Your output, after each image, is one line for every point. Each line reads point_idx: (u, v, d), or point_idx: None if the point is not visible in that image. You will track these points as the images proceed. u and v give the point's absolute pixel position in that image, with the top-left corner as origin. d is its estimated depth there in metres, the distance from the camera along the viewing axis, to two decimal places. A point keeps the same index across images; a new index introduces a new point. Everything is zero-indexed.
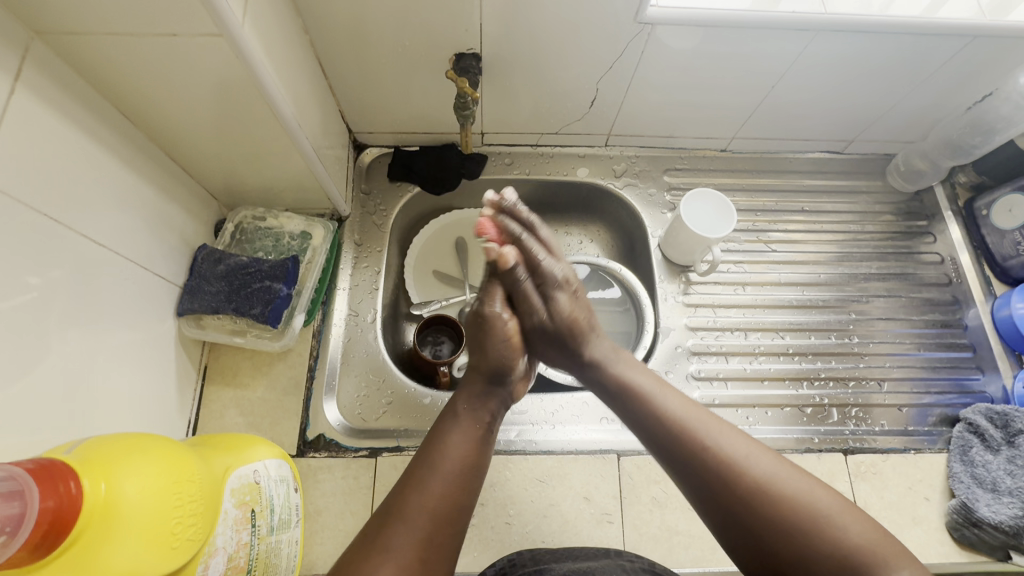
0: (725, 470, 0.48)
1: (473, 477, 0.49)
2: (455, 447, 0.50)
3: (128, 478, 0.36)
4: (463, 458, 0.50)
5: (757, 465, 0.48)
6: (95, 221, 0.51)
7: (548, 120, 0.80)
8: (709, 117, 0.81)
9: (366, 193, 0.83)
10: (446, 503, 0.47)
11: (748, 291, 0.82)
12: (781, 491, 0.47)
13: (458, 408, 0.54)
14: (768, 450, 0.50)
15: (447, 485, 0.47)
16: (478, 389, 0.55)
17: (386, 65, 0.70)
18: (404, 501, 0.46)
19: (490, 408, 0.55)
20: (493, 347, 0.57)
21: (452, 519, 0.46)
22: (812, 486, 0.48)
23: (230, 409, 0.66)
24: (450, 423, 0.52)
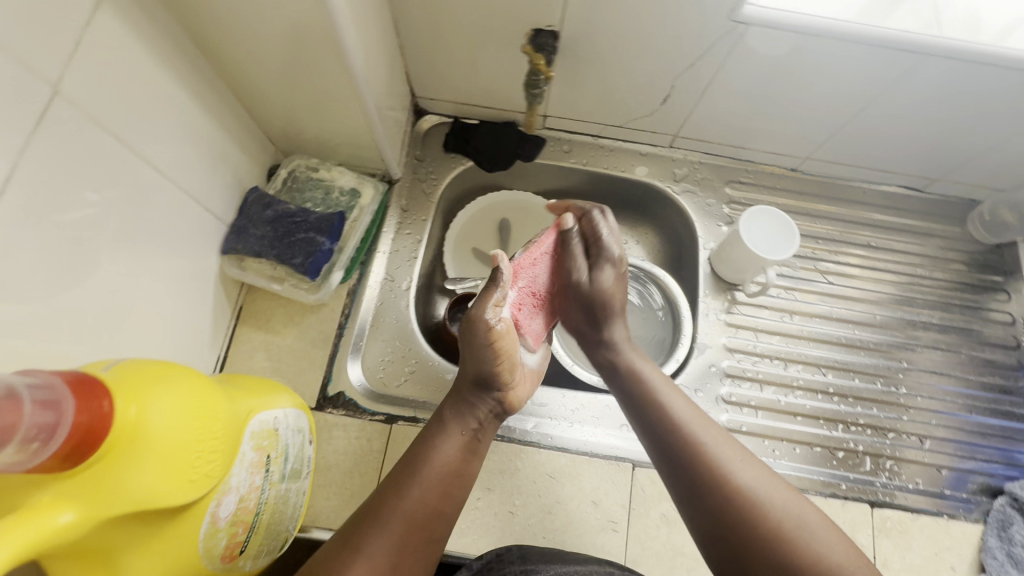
0: (722, 487, 0.49)
1: (456, 482, 0.52)
2: (439, 453, 0.52)
3: (159, 407, 0.37)
4: (448, 465, 0.52)
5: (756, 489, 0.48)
6: (159, 149, 0.51)
7: (616, 111, 0.77)
8: (786, 133, 0.76)
9: (419, 160, 0.81)
10: (423, 508, 0.49)
11: (794, 320, 0.78)
12: (765, 507, 0.47)
13: (445, 415, 0.55)
14: (759, 464, 0.51)
15: (424, 488, 0.50)
16: (463, 393, 0.56)
17: (461, 32, 0.67)
18: (382, 502, 0.49)
19: (479, 414, 0.55)
20: (474, 354, 0.54)
21: (429, 524, 0.49)
22: (799, 504, 0.48)
23: (259, 353, 0.67)
24: (436, 429, 0.54)
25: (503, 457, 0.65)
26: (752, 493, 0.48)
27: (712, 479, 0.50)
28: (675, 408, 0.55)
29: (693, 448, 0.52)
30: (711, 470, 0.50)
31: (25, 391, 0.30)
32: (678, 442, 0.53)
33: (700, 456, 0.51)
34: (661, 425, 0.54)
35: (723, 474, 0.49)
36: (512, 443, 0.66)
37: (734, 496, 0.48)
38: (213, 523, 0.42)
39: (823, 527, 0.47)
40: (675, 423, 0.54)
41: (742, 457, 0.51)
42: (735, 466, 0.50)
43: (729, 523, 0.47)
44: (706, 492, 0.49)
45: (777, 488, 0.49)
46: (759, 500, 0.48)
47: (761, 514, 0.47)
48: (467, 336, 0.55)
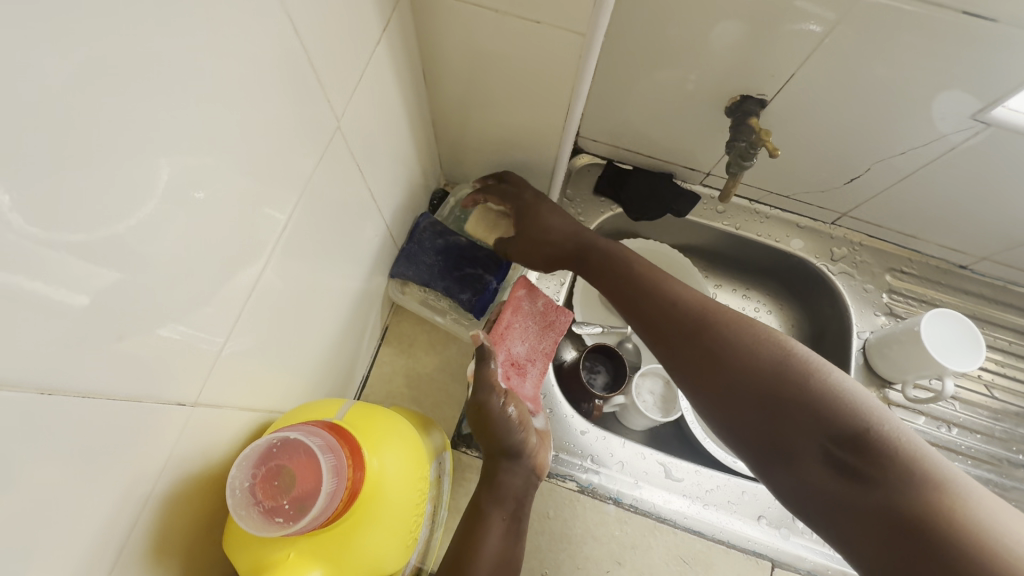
0: (715, 341, 0.50)
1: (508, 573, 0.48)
2: (487, 545, 0.48)
3: (393, 467, 0.35)
4: (496, 558, 0.48)
5: (743, 337, 0.49)
6: (376, 175, 0.51)
7: (790, 182, 0.74)
8: (970, 232, 0.71)
9: (569, 198, 0.80)
10: None
11: (950, 432, 0.72)
12: (754, 351, 0.48)
13: (481, 503, 0.51)
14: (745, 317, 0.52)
15: None
16: (494, 475, 0.52)
17: (657, 85, 0.66)
18: None
19: (516, 492, 0.52)
20: (493, 432, 0.52)
21: None
22: (786, 344, 0.48)
23: (399, 377, 0.66)
24: (475, 523, 0.49)
25: (634, 530, 0.62)
26: (749, 345, 0.49)
27: (706, 337, 0.51)
28: (666, 286, 0.56)
29: (684, 315, 0.53)
30: (704, 331, 0.51)
31: (325, 460, 0.30)
32: (668, 315, 0.54)
33: (691, 320, 0.52)
34: (654, 300, 0.55)
35: (717, 330, 0.51)
36: (644, 518, 0.62)
37: (723, 348, 0.49)
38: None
39: (817, 365, 0.46)
40: (666, 296, 0.55)
41: (727, 313, 0.52)
42: (728, 320, 0.51)
43: (726, 373, 0.49)
44: (700, 353, 0.51)
45: (768, 335, 0.49)
46: (748, 346, 0.49)
47: (754, 358, 0.48)
48: (477, 422, 0.54)
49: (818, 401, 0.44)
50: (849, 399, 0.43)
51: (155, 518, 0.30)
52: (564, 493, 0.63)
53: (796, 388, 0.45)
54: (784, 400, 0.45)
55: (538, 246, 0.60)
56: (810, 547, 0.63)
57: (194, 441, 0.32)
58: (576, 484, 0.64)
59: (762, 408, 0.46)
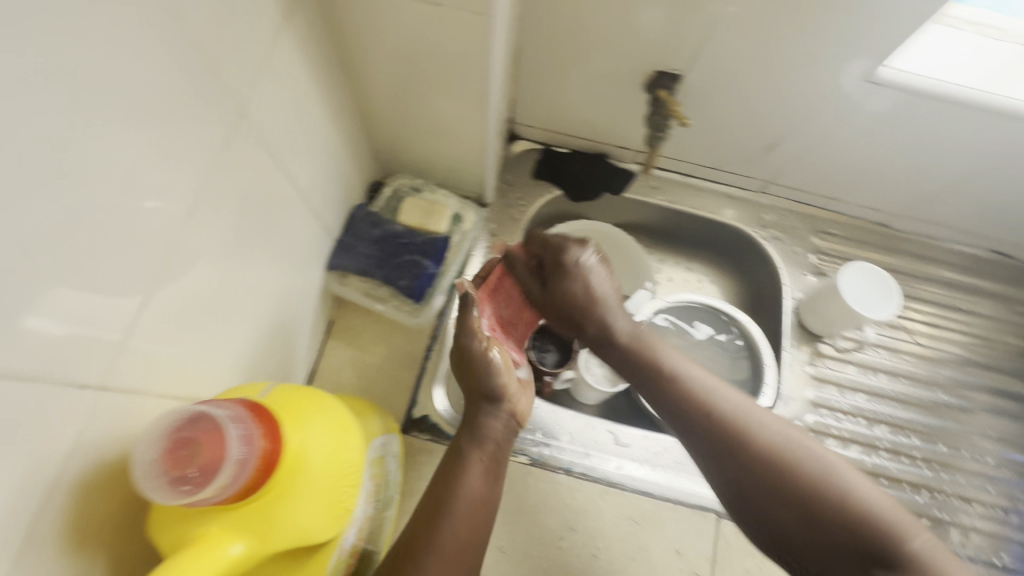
0: (749, 452, 0.47)
1: (486, 509, 0.51)
2: (467, 483, 0.50)
3: (316, 437, 0.36)
4: (476, 494, 0.50)
5: (782, 449, 0.47)
6: (300, 167, 0.51)
7: (715, 155, 0.77)
8: (883, 189, 0.76)
9: (508, 184, 0.81)
10: (463, 541, 0.48)
11: (879, 378, 0.77)
12: (794, 462, 0.46)
13: (461, 446, 0.53)
14: (780, 420, 0.50)
15: (462, 520, 0.49)
16: (474, 418, 0.55)
17: (578, 67, 0.68)
18: (415, 543, 0.47)
19: (495, 434, 0.55)
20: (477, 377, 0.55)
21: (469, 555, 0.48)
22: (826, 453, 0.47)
23: (347, 369, 0.67)
24: (454, 462, 0.52)
25: (585, 496, 0.64)
26: (781, 451, 0.47)
27: (740, 448, 0.48)
28: (689, 378, 0.53)
29: (710, 411, 0.50)
30: (734, 432, 0.48)
31: (233, 429, 0.31)
32: (695, 408, 0.51)
33: (719, 417, 0.50)
34: (683, 401, 0.52)
35: (750, 437, 0.48)
36: (595, 484, 0.65)
37: (757, 451, 0.47)
38: (340, 554, 0.41)
39: (850, 475, 0.45)
40: (690, 389, 0.52)
41: (762, 415, 0.50)
42: (761, 426, 0.49)
43: (760, 476, 0.46)
44: (733, 457, 0.48)
45: (801, 437, 0.48)
46: (785, 456, 0.46)
47: (796, 474, 0.45)
48: (462, 368, 0.57)
49: (859, 516, 0.42)
50: (890, 516, 0.42)
51: (69, 506, 0.30)
52: (516, 466, 0.65)
53: (833, 498, 0.44)
54: (826, 513, 0.43)
55: (563, 294, 0.59)
56: None
57: (105, 430, 0.32)
58: (527, 458, 0.66)
59: (800, 518, 0.44)
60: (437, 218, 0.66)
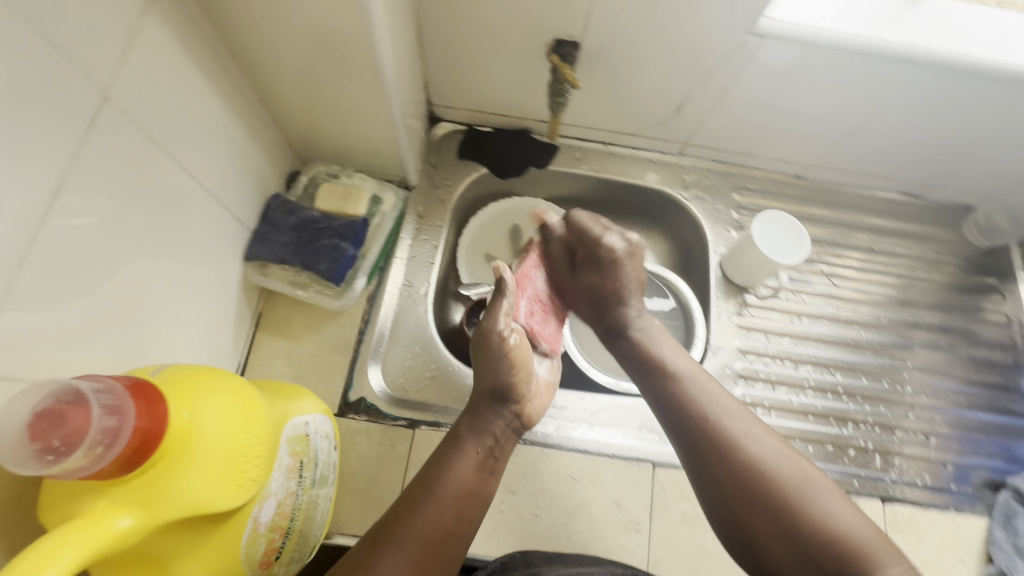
0: (731, 461, 0.55)
1: (472, 501, 0.55)
2: (458, 471, 0.56)
3: (208, 411, 0.37)
4: (464, 483, 0.55)
5: (761, 463, 0.54)
6: (193, 156, 0.51)
7: (630, 121, 0.79)
8: (792, 140, 0.79)
9: (434, 166, 0.82)
10: (439, 527, 0.53)
11: (803, 321, 0.80)
12: (769, 475, 0.54)
13: (461, 431, 0.58)
14: (769, 435, 0.57)
15: (443, 508, 0.53)
16: (480, 409, 0.59)
17: (482, 42, 0.69)
18: (397, 524, 0.52)
19: (496, 429, 0.59)
20: (490, 364, 0.58)
21: (442, 543, 0.52)
22: (800, 468, 0.54)
23: (279, 360, 0.67)
24: (452, 446, 0.57)
25: (525, 459, 0.66)
26: (768, 465, 0.54)
27: (723, 457, 0.56)
28: (697, 392, 0.60)
29: (714, 424, 0.57)
30: (730, 443, 0.56)
31: (98, 399, 0.31)
32: (700, 419, 0.58)
33: (721, 429, 0.57)
34: (679, 410, 0.59)
35: (732, 446, 0.56)
36: (532, 446, 0.66)
37: (748, 463, 0.54)
38: (254, 529, 0.42)
39: (822, 490, 0.53)
40: (697, 402, 0.59)
41: (752, 431, 0.57)
42: (747, 441, 0.56)
43: (748, 483, 0.54)
44: (727, 465, 0.55)
45: (789, 457, 0.55)
46: (763, 470, 0.54)
47: (770, 484, 0.53)
48: (482, 349, 0.59)
49: (826, 527, 0.51)
50: (853, 529, 0.50)
51: None
52: None
53: (807, 513, 0.51)
54: (800, 523, 0.51)
55: (582, 261, 0.68)
56: None
57: None
58: None
59: (776, 523, 0.52)
60: (355, 202, 0.67)
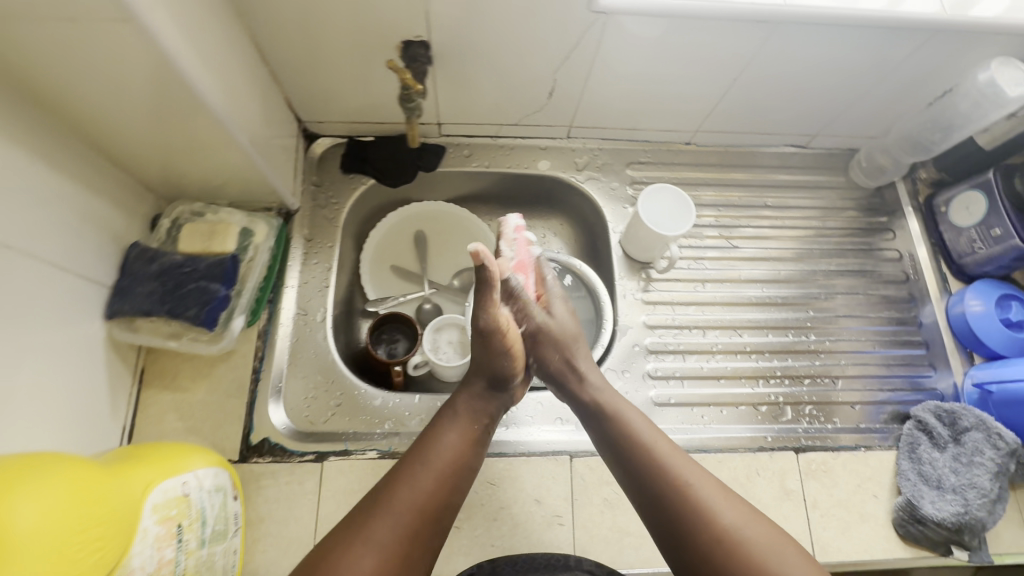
0: (691, 509, 0.54)
1: (458, 478, 0.58)
2: (451, 446, 0.59)
3: (19, 511, 0.36)
4: (455, 459, 0.59)
5: (727, 517, 0.53)
6: (7, 222, 0.47)
7: (508, 111, 0.78)
8: (672, 109, 0.78)
9: (317, 185, 0.79)
10: (433, 499, 0.56)
11: (708, 287, 0.81)
12: (730, 529, 0.52)
13: (458, 407, 0.63)
14: (729, 492, 0.56)
15: (435, 482, 0.57)
16: (477, 389, 0.64)
17: (332, 50, 0.65)
18: (395, 493, 0.55)
19: (491, 409, 0.64)
20: (490, 348, 0.63)
21: (435, 516, 0.56)
22: (759, 526, 0.53)
23: (170, 415, 0.63)
24: (448, 421, 0.62)
25: None
26: (736, 532, 0.52)
27: (684, 505, 0.54)
28: (665, 459, 0.57)
29: (685, 493, 0.55)
30: (701, 510, 0.54)
31: None
32: (668, 486, 0.56)
33: (691, 497, 0.55)
34: (644, 456, 0.58)
35: (695, 495, 0.55)
36: None
37: (720, 531, 0.52)
38: None
39: (788, 557, 0.52)
40: (665, 471, 0.57)
41: (715, 486, 0.56)
42: (710, 497, 0.55)
43: (717, 554, 0.52)
44: (696, 534, 0.53)
45: (759, 525, 0.53)
46: (726, 522, 0.53)
47: (730, 536, 0.52)
48: (480, 335, 0.62)
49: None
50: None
51: None
52: (366, 463, 0.64)
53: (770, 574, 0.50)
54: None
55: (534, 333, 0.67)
56: None
57: None
58: (376, 452, 0.65)
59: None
60: (220, 239, 0.63)
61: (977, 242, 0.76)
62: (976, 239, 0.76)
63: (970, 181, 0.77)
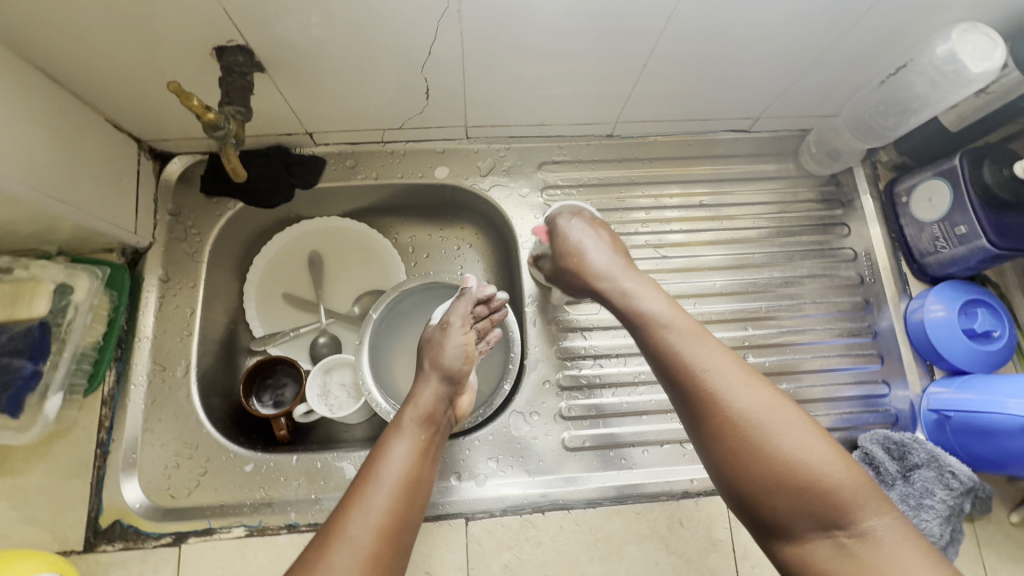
0: (710, 409, 0.45)
1: (417, 491, 0.49)
2: (399, 461, 0.49)
3: None
4: (406, 472, 0.49)
5: (750, 411, 0.44)
6: None
7: (386, 113, 0.66)
8: (579, 101, 0.67)
9: (174, 215, 0.68)
10: (391, 518, 0.46)
11: None
12: (753, 424, 0.44)
13: (404, 419, 0.54)
14: (757, 379, 0.46)
15: (389, 498, 0.47)
16: (425, 391, 0.57)
17: (140, 61, 0.53)
18: (346, 520, 0.45)
19: (438, 413, 0.55)
20: (447, 351, 0.59)
21: (396, 537, 0.45)
22: (788, 415, 0.44)
23: (1, 504, 0.55)
24: (392, 434, 0.52)
25: None
26: (764, 421, 0.44)
27: (700, 408, 0.46)
28: (685, 351, 0.48)
29: (702, 382, 0.46)
30: (715, 399, 0.45)
31: None
32: (684, 374, 0.47)
33: (707, 386, 0.46)
34: (660, 352, 0.49)
35: (713, 393, 0.45)
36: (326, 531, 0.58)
37: (741, 419, 0.44)
38: None
39: (811, 434, 0.44)
40: (682, 360, 0.48)
41: (739, 377, 0.46)
42: (730, 390, 0.45)
43: (742, 446, 0.43)
44: (722, 424, 0.44)
45: (779, 406, 0.45)
46: (747, 416, 0.44)
47: (750, 432, 0.43)
48: (439, 342, 0.61)
49: (814, 485, 0.42)
50: (844, 488, 0.41)
51: None
52: (230, 543, 0.56)
53: (793, 462, 0.42)
54: (793, 484, 0.42)
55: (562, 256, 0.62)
56: (507, 483, 0.62)
57: None
58: (244, 529, 0.57)
59: (771, 488, 0.42)
60: (27, 302, 0.55)
61: (940, 239, 0.66)
62: (939, 236, 0.66)
63: (934, 168, 0.66)
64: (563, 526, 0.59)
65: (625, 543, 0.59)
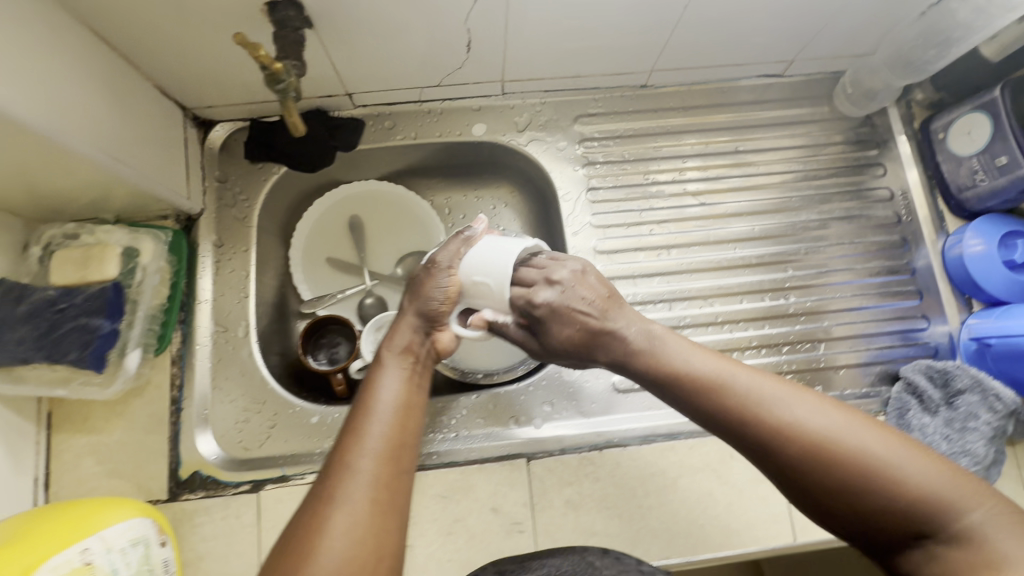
0: (765, 435, 0.42)
1: (411, 414, 0.48)
2: (390, 391, 0.49)
3: None
4: (398, 398, 0.49)
5: (806, 424, 0.41)
6: None
7: (426, 69, 0.66)
8: (616, 51, 0.67)
9: (222, 181, 0.69)
10: (388, 440, 0.45)
11: (673, 254, 0.72)
12: (817, 439, 0.40)
13: (385, 350, 0.53)
14: (800, 391, 0.43)
15: (385, 425, 0.46)
16: (401, 325, 0.55)
17: (189, 22, 0.54)
18: (345, 447, 0.45)
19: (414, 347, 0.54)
20: (426, 294, 0.54)
21: (396, 458, 0.45)
22: (853, 424, 0.40)
23: (86, 460, 0.58)
24: (378, 367, 0.52)
25: None
26: (830, 437, 0.40)
27: (757, 439, 0.42)
28: (719, 384, 0.45)
29: (753, 410, 0.43)
30: (765, 420, 0.42)
31: None
32: (726, 406, 0.44)
33: (752, 410, 0.43)
34: (689, 392, 0.46)
35: (759, 417, 0.42)
36: None
37: (806, 441, 0.40)
38: None
39: (870, 430, 0.40)
40: (719, 390, 0.45)
41: (779, 393, 0.43)
42: (778, 406, 0.42)
43: (817, 472, 0.39)
44: (795, 466, 0.40)
45: (840, 413, 0.41)
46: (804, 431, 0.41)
47: (822, 449, 0.40)
48: (420, 282, 0.55)
49: (903, 490, 0.37)
50: (935, 481, 0.37)
51: None
52: (305, 488, 0.59)
53: (881, 469, 0.38)
54: (899, 506, 0.37)
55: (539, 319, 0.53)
56: (562, 426, 0.65)
57: None
58: (316, 475, 0.60)
59: (859, 499, 0.38)
60: (98, 265, 0.58)
61: (980, 172, 0.66)
62: (978, 170, 0.66)
63: (973, 101, 0.66)
64: (619, 463, 0.62)
65: (679, 476, 0.61)
